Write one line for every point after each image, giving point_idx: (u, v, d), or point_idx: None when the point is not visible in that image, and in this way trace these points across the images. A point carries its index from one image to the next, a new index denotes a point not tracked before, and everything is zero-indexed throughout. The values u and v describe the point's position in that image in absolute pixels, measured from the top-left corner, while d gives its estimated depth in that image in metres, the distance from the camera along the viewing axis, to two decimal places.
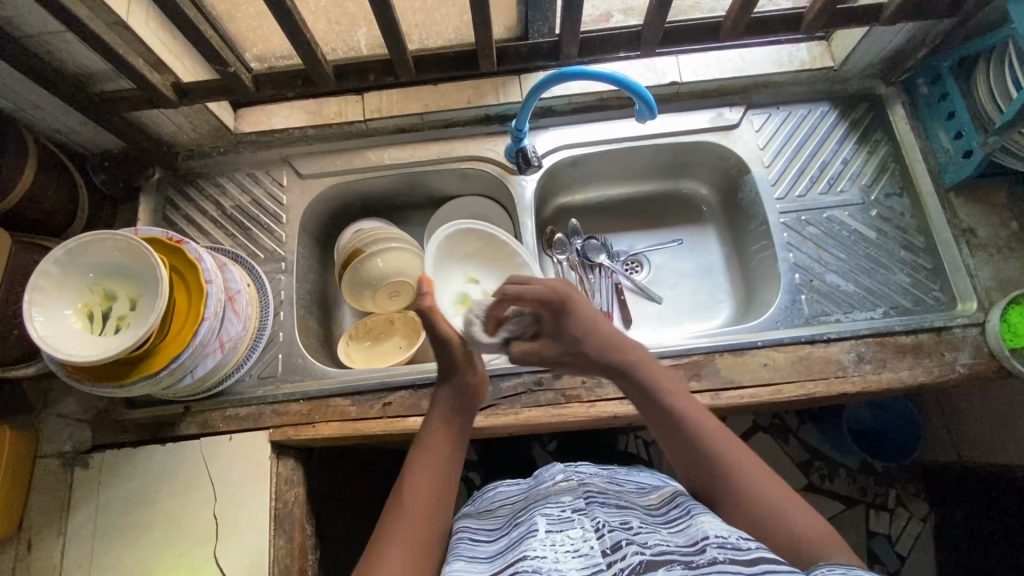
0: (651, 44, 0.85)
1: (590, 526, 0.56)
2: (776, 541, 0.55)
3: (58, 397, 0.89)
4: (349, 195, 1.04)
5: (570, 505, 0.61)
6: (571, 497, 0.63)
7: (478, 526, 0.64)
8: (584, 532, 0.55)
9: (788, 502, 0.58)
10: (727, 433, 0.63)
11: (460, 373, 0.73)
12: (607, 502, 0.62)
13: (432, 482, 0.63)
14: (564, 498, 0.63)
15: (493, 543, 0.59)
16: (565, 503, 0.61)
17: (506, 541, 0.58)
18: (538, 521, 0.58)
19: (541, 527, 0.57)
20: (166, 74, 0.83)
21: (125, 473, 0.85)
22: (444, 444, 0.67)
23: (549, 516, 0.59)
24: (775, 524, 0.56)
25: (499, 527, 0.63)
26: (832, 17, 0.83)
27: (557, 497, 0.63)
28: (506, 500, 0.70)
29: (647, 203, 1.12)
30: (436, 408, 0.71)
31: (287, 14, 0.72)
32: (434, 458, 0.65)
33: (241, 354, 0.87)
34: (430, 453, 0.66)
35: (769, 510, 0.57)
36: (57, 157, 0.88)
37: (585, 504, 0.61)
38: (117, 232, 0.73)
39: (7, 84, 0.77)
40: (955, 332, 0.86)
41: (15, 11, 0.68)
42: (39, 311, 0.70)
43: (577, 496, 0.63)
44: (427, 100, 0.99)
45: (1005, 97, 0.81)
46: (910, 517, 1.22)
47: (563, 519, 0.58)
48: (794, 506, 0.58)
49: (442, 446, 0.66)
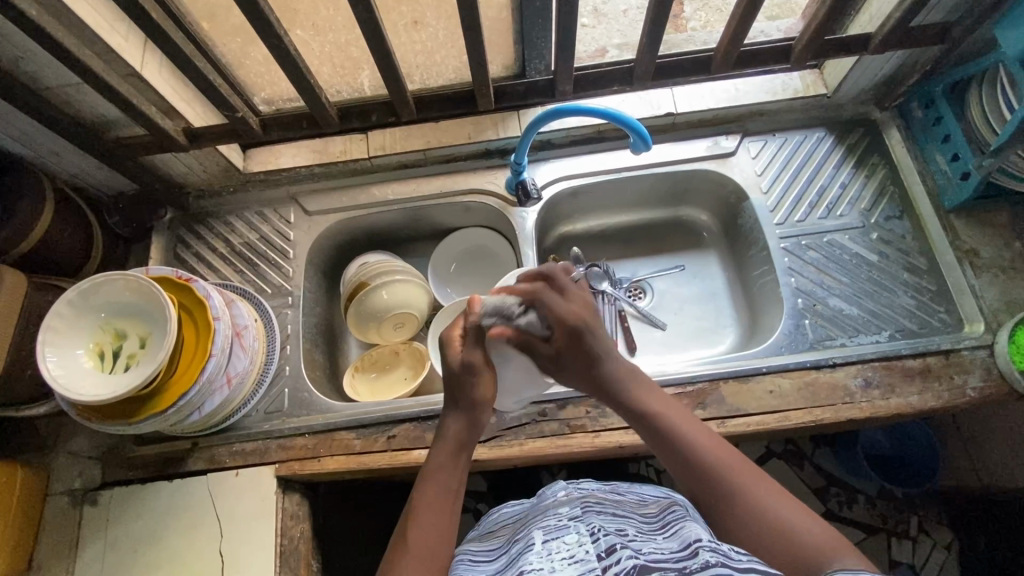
0: (643, 79, 0.88)
1: (584, 530, 0.55)
2: (782, 548, 0.53)
3: (68, 435, 0.90)
4: (354, 230, 1.07)
5: (567, 514, 0.60)
6: (568, 507, 0.62)
7: (478, 549, 0.64)
8: (579, 537, 0.54)
9: (789, 507, 0.56)
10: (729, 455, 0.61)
11: (474, 407, 0.67)
12: (603, 510, 0.61)
13: (436, 535, 0.58)
14: (561, 509, 0.62)
15: (493, 564, 0.59)
16: (562, 513, 0.61)
17: (505, 560, 0.58)
18: (535, 535, 0.57)
19: (538, 539, 0.56)
20: (178, 120, 0.86)
21: (134, 509, 0.86)
22: (449, 486, 0.62)
23: (544, 528, 0.58)
24: (784, 530, 0.54)
25: (499, 546, 0.63)
26: (821, 48, 0.85)
27: (554, 510, 0.62)
28: (509, 520, 0.69)
29: (648, 229, 1.13)
30: (445, 438, 0.66)
31: (292, 62, 0.76)
32: (445, 482, 0.63)
33: (248, 390, 0.88)
34: (433, 496, 0.61)
35: (774, 519, 0.55)
36: (74, 201, 0.91)
37: (581, 512, 0.60)
38: (129, 273, 0.75)
39: (27, 132, 0.81)
40: (963, 354, 0.85)
41: (36, 65, 0.71)
42: (52, 351, 0.72)
43: (574, 506, 0.62)
44: (429, 138, 1.03)
45: (999, 119, 0.81)
46: (933, 545, 1.17)
47: (558, 527, 0.58)
48: (801, 512, 0.56)
49: (448, 486, 0.62)
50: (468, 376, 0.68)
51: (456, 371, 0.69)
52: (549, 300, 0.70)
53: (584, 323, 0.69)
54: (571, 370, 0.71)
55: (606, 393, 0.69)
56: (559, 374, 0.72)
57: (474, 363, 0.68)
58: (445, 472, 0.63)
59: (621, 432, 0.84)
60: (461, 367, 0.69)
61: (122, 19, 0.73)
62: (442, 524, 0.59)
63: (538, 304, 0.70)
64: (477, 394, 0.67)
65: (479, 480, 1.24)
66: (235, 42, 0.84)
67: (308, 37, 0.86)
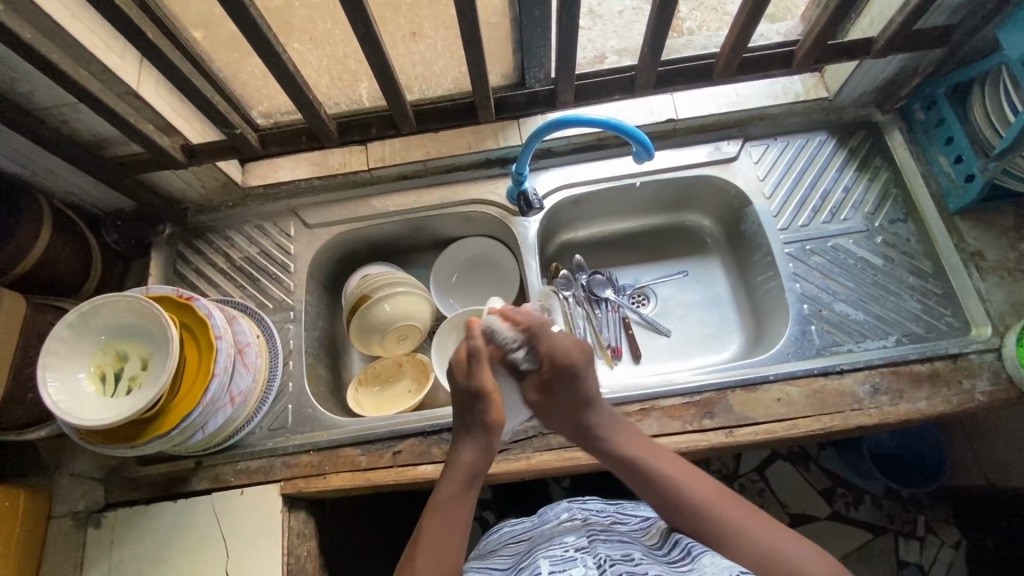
0: (644, 86, 0.87)
1: (592, 562, 0.55)
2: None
3: (71, 457, 0.89)
4: (354, 242, 1.06)
5: (573, 544, 0.59)
6: (575, 535, 0.61)
7: (483, 569, 0.63)
8: (586, 568, 0.54)
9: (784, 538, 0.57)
10: (715, 491, 0.61)
11: (482, 431, 0.66)
12: (609, 538, 0.61)
13: (441, 551, 0.60)
14: (567, 538, 0.61)
15: None
16: (568, 543, 0.60)
17: None
18: (541, 563, 0.57)
19: (545, 568, 0.55)
20: (176, 137, 0.86)
21: (139, 530, 0.85)
22: (458, 517, 0.62)
23: (551, 557, 0.57)
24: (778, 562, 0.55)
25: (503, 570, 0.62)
26: (823, 53, 0.85)
27: (560, 538, 0.61)
28: (511, 542, 0.68)
29: (650, 235, 1.13)
30: (456, 467, 0.65)
31: (290, 78, 0.75)
32: (450, 516, 0.62)
33: (251, 408, 0.87)
34: (443, 516, 0.62)
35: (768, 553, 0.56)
36: (71, 220, 0.90)
37: (588, 542, 0.60)
38: (128, 294, 0.74)
39: (23, 153, 0.80)
40: (971, 358, 0.85)
41: (32, 86, 0.70)
42: (52, 375, 0.71)
43: (580, 534, 0.62)
44: (429, 148, 1.02)
45: (1002, 122, 0.80)
46: (941, 544, 1.17)
47: (565, 559, 0.57)
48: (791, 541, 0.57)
49: (456, 508, 0.63)
50: (478, 402, 0.66)
51: (465, 395, 0.67)
52: (539, 333, 0.68)
53: (575, 363, 0.67)
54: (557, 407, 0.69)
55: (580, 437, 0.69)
56: (547, 417, 0.71)
57: (481, 388, 0.65)
58: (455, 494, 0.64)
59: None
60: (470, 392, 0.66)
61: (117, 37, 0.72)
62: (449, 543, 0.61)
63: (527, 337, 0.69)
64: (486, 419, 0.66)
65: (485, 489, 1.23)
66: (231, 56, 0.83)
67: (305, 50, 0.85)
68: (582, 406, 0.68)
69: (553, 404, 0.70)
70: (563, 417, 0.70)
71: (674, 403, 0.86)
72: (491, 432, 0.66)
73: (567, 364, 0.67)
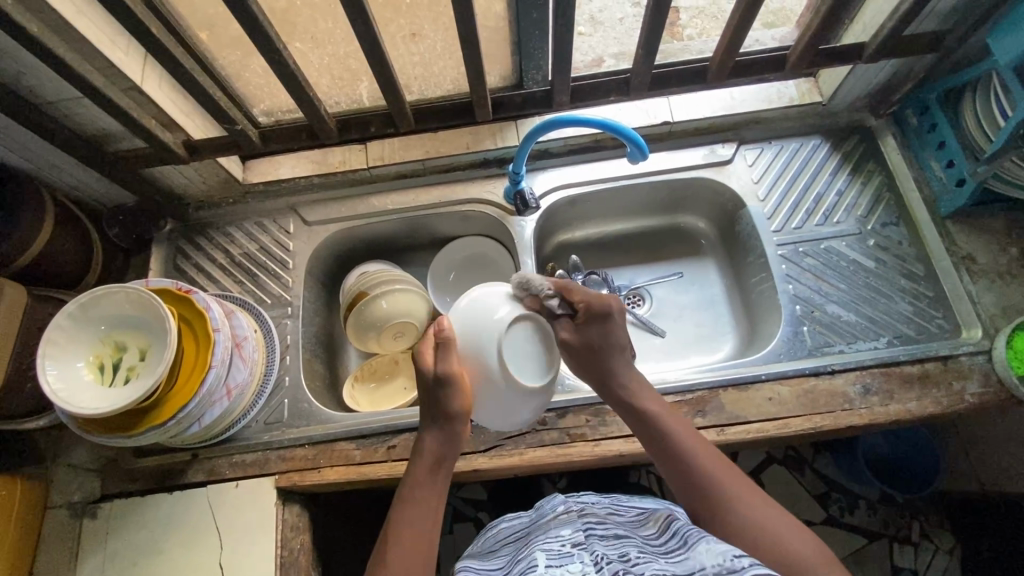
0: (640, 89, 0.89)
1: (588, 559, 0.56)
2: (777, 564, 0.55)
3: (68, 448, 0.90)
4: (353, 239, 1.07)
5: (569, 538, 0.60)
6: (571, 530, 0.62)
7: (480, 565, 0.64)
8: (583, 566, 0.55)
9: (790, 528, 0.57)
10: (728, 471, 0.62)
11: (445, 419, 0.66)
12: (605, 533, 0.61)
13: (414, 540, 0.60)
14: (563, 532, 0.62)
15: None
16: (565, 537, 0.60)
17: None
18: (538, 557, 0.57)
19: (542, 563, 0.56)
20: (178, 133, 0.87)
21: (133, 521, 0.85)
22: (425, 500, 0.63)
23: (548, 552, 0.58)
24: (778, 548, 0.56)
25: (502, 564, 0.63)
26: (816, 57, 0.86)
27: (557, 531, 0.62)
28: (509, 537, 0.69)
29: (646, 237, 1.14)
30: (422, 453, 0.66)
31: (292, 76, 0.77)
32: (421, 502, 0.63)
33: (247, 401, 0.88)
34: (414, 507, 0.62)
35: (770, 538, 0.57)
36: (74, 213, 0.91)
37: (585, 537, 0.60)
38: (128, 285, 0.75)
39: (28, 146, 0.81)
40: (962, 360, 0.85)
41: (37, 80, 0.72)
42: (51, 363, 0.72)
43: (576, 528, 0.62)
44: (428, 147, 1.03)
45: (993, 127, 0.82)
46: (936, 550, 1.16)
47: (562, 554, 0.57)
48: (797, 535, 0.57)
49: (424, 496, 0.63)
50: (443, 390, 0.65)
51: (431, 386, 0.66)
52: (573, 283, 0.70)
53: (609, 306, 0.69)
54: (588, 355, 0.69)
55: (606, 392, 0.71)
56: (575, 365, 0.71)
57: (444, 374, 0.65)
58: (424, 483, 0.64)
59: (621, 440, 0.84)
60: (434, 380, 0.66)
61: (123, 33, 0.74)
62: (422, 532, 0.61)
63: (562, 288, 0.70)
64: (451, 406, 0.65)
65: (480, 489, 1.23)
66: (234, 54, 0.84)
67: (307, 49, 0.86)
68: (614, 353, 0.70)
69: (585, 347, 0.69)
70: (588, 367, 0.70)
71: (666, 401, 0.86)
72: (457, 420, 0.66)
73: (607, 309, 0.69)
